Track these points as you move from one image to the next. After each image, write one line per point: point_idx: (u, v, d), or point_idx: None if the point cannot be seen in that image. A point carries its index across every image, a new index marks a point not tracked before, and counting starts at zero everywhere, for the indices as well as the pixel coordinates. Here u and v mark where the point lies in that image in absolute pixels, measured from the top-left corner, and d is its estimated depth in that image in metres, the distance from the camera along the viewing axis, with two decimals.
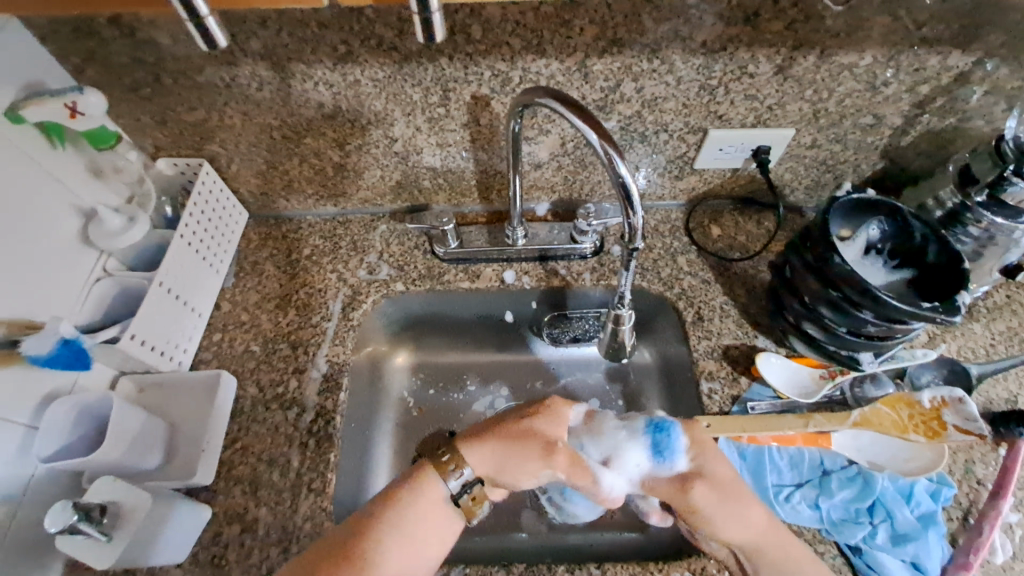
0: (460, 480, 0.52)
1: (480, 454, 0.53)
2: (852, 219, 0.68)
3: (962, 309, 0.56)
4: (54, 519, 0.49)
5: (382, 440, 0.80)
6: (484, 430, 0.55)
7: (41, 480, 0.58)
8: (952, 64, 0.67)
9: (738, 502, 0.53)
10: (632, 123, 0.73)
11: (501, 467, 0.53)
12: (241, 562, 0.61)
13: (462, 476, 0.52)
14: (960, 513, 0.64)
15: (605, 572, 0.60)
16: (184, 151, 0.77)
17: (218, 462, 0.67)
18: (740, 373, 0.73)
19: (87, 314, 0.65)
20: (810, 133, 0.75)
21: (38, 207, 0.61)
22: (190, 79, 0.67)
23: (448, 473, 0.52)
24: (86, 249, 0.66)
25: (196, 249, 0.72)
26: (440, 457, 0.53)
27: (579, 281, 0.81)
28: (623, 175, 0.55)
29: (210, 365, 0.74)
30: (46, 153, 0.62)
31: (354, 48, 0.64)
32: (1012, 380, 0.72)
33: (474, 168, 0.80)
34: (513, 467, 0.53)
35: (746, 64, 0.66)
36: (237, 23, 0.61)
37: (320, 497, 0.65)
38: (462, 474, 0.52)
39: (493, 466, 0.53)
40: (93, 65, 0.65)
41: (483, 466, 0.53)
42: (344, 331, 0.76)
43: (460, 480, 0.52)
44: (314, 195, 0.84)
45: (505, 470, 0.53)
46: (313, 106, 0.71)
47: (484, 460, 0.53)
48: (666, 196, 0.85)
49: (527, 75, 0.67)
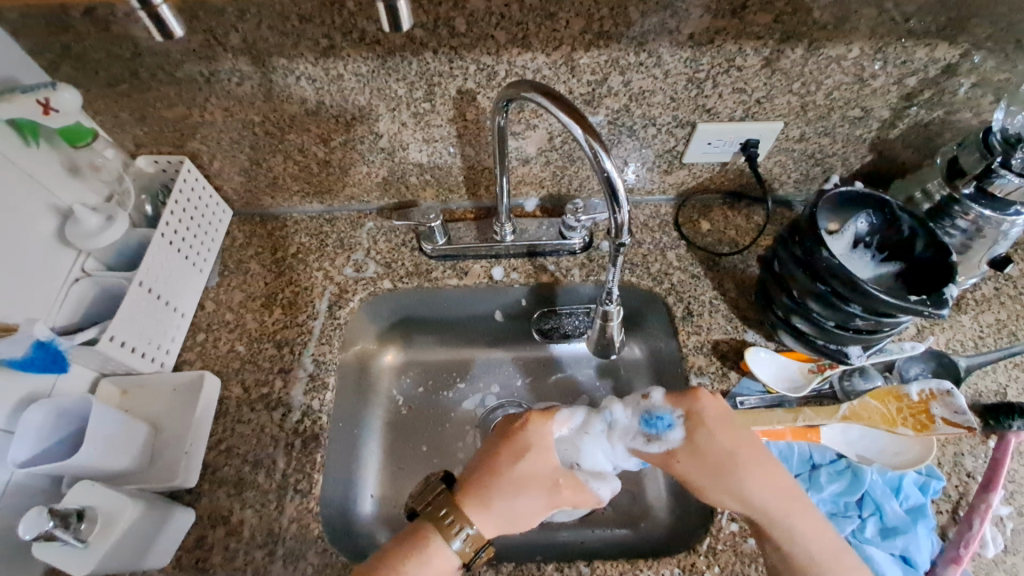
0: (465, 540, 0.50)
1: (487, 516, 0.51)
2: (841, 211, 0.68)
3: (949, 302, 0.56)
4: (28, 526, 0.48)
5: (370, 439, 0.79)
6: (480, 488, 0.52)
7: (20, 484, 0.57)
8: (939, 56, 0.67)
9: (722, 475, 0.54)
10: (620, 117, 0.72)
11: (508, 524, 0.51)
12: (225, 565, 0.60)
13: (464, 533, 0.50)
14: (949, 506, 0.64)
15: (594, 570, 0.60)
16: (165, 148, 0.75)
17: (202, 464, 0.66)
18: (730, 367, 0.72)
19: (64, 316, 0.64)
20: (798, 127, 0.75)
21: (13, 208, 0.60)
22: (168, 74, 0.66)
23: (453, 534, 0.50)
24: (63, 249, 0.65)
25: (177, 247, 0.71)
26: (439, 514, 0.51)
27: (569, 277, 0.81)
28: (609, 169, 0.55)
29: (194, 366, 0.73)
30: (20, 152, 0.61)
31: (336, 42, 0.63)
32: (1001, 372, 0.72)
33: (461, 163, 0.79)
34: (519, 520, 0.52)
35: (734, 57, 0.65)
36: (216, 15, 0.60)
37: (306, 498, 0.64)
38: (466, 533, 0.50)
39: (507, 526, 0.52)
40: (69, 61, 0.63)
41: (490, 530, 0.51)
42: (330, 330, 0.75)
43: (463, 538, 0.50)
44: (300, 192, 0.83)
45: (516, 526, 0.52)
46: (295, 102, 0.69)
47: (493, 523, 0.51)
48: (655, 191, 0.85)
49: (513, 69, 0.66)
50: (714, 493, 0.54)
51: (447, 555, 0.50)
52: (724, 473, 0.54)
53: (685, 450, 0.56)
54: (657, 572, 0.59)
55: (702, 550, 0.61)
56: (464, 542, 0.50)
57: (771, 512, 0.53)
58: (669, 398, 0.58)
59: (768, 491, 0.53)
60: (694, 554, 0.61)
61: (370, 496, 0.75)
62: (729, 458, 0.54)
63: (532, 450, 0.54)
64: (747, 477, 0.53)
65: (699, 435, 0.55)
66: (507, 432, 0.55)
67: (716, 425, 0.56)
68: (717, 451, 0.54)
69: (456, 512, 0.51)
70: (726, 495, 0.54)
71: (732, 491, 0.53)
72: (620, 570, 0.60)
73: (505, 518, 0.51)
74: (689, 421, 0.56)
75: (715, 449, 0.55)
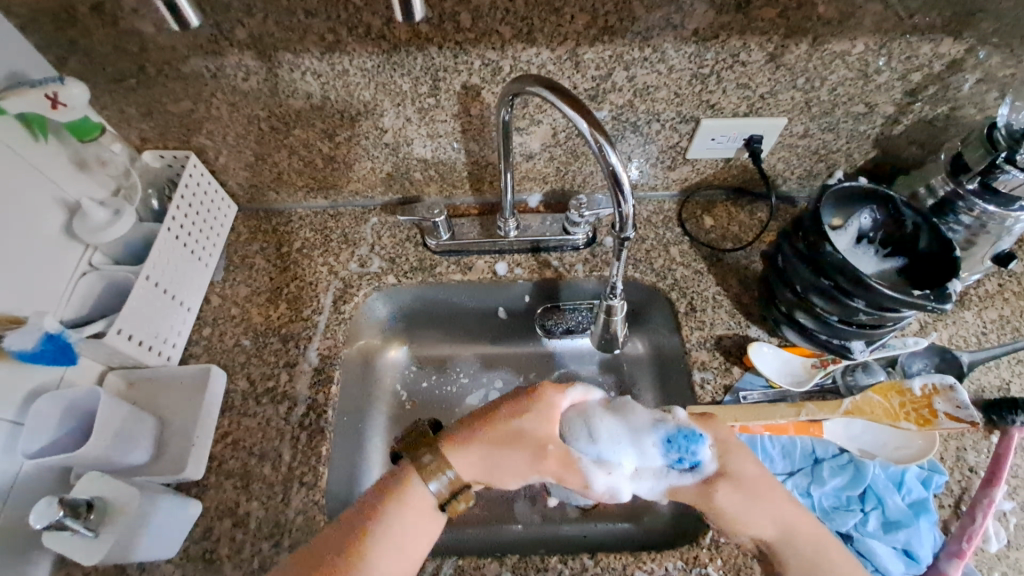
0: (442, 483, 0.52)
1: (465, 458, 0.53)
2: (843, 207, 0.68)
3: (953, 297, 0.56)
4: (39, 515, 0.49)
5: (375, 433, 0.79)
6: (468, 431, 0.55)
7: (29, 475, 0.58)
8: (943, 51, 0.67)
9: (762, 501, 0.52)
10: (624, 112, 0.72)
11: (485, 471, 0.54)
12: (232, 556, 0.61)
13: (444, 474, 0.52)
14: (952, 501, 0.64)
15: (597, 562, 0.60)
16: (171, 143, 0.76)
17: (208, 457, 0.66)
18: (733, 363, 0.72)
19: (73, 309, 0.65)
20: (802, 123, 0.75)
21: (21, 202, 0.60)
22: (175, 69, 0.66)
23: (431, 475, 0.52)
24: (71, 243, 0.65)
25: (183, 242, 0.71)
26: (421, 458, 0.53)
27: (572, 273, 0.81)
28: (614, 163, 0.55)
29: (200, 360, 0.73)
30: (28, 146, 0.61)
31: (341, 37, 0.63)
32: (1004, 368, 0.72)
33: (465, 159, 0.79)
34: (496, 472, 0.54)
35: (738, 52, 0.66)
36: (222, 10, 0.60)
37: (312, 490, 0.64)
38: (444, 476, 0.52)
39: (482, 471, 0.53)
40: (76, 57, 0.64)
41: (468, 474, 0.53)
42: (335, 324, 0.76)
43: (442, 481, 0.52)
44: (304, 187, 0.83)
45: (496, 479, 0.53)
46: (301, 97, 0.70)
47: (473, 465, 0.53)
48: (658, 187, 0.85)
49: (518, 64, 0.66)
50: (751, 520, 0.52)
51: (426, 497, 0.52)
52: (765, 498, 0.53)
53: (726, 478, 0.54)
54: (660, 565, 0.60)
55: (706, 544, 0.61)
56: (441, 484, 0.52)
57: (796, 536, 0.52)
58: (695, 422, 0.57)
59: (790, 517, 0.53)
60: (697, 548, 0.61)
61: None
62: (762, 481, 0.54)
63: (535, 420, 0.56)
64: (778, 498, 0.53)
65: (733, 462, 0.55)
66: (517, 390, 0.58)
67: (741, 450, 0.56)
68: (744, 472, 0.54)
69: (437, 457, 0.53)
70: (762, 520, 0.52)
71: (774, 516, 0.52)
72: (623, 563, 0.60)
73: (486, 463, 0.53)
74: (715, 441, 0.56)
75: (749, 476, 0.54)
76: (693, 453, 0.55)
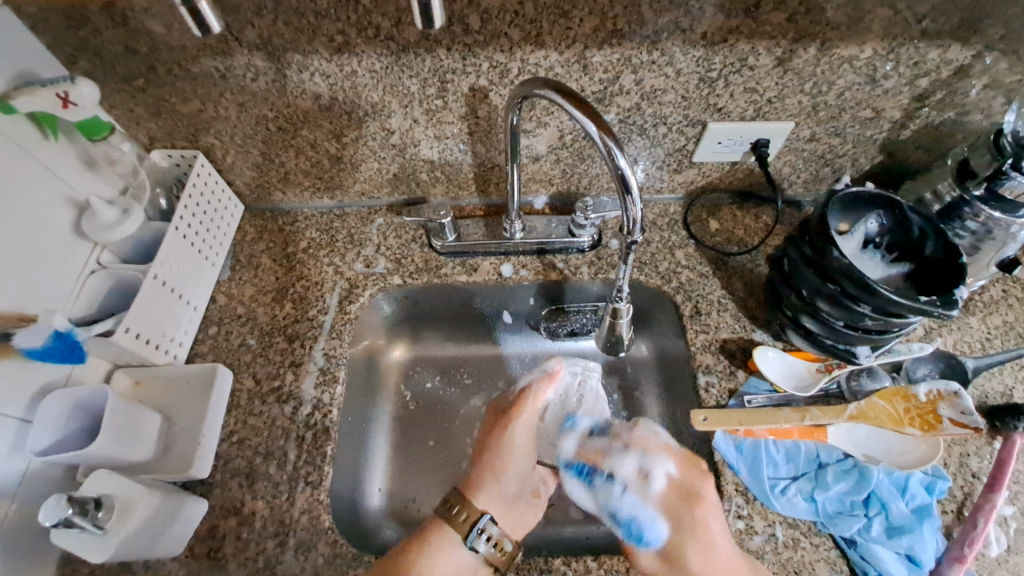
0: (483, 535, 0.58)
1: (482, 496, 0.62)
2: (851, 212, 0.68)
3: (959, 304, 0.56)
4: (48, 513, 0.48)
5: (378, 433, 0.80)
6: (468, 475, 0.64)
7: (37, 473, 0.59)
8: (952, 57, 0.67)
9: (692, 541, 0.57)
10: (631, 115, 0.72)
11: (507, 508, 0.63)
12: (237, 555, 0.61)
13: (477, 525, 0.59)
14: (954, 506, 0.64)
15: (601, 564, 0.60)
16: (179, 143, 0.76)
17: (214, 455, 0.67)
18: (738, 366, 0.73)
19: (81, 308, 0.65)
20: (809, 127, 0.75)
21: (31, 201, 0.60)
22: (184, 69, 0.66)
23: (462, 525, 0.59)
24: (79, 241, 0.66)
25: (190, 241, 0.72)
26: (452, 512, 0.60)
27: (577, 275, 0.81)
28: (622, 167, 0.55)
29: (206, 359, 0.73)
30: (38, 145, 0.61)
31: (350, 39, 0.63)
32: (1008, 374, 0.73)
33: (471, 161, 0.79)
34: (523, 514, 0.65)
35: (746, 56, 0.66)
36: (233, 12, 0.60)
37: (316, 490, 0.65)
38: (477, 525, 0.59)
39: (497, 501, 0.62)
40: (87, 56, 0.64)
41: (488, 503, 0.62)
42: (341, 324, 0.76)
43: (478, 531, 0.59)
44: (311, 187, 0.83)
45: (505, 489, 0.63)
46: (309, 97, 0.70)
47: (489, 500, 0.62)
48: (664, 190, 0.85)
49: (526, 67, 0.66)
50: (693, 564, 0.57)
51: (468, 552, 0.58)
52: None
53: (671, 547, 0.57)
54: None
55: None
56: (480, 535, 0.58)
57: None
58: (678, 470, 0.61)
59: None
60: None
61: (378, 490, 0.76)
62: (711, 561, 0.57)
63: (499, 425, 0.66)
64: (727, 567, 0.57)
65: (684, 549, 0.57)
66: (499, 421, 0.66)
67: (702, 544, 0.57)
68: (699, 545, 0.57)
69: (464, 505, 0.60)
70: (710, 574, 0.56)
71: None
72: (626, 565, 0.60)
73: (506, 512, 0.63)
74: (670, 513, 0.59)
75: (691, 563, 0.57)
76: (646, 528, 0.59)
